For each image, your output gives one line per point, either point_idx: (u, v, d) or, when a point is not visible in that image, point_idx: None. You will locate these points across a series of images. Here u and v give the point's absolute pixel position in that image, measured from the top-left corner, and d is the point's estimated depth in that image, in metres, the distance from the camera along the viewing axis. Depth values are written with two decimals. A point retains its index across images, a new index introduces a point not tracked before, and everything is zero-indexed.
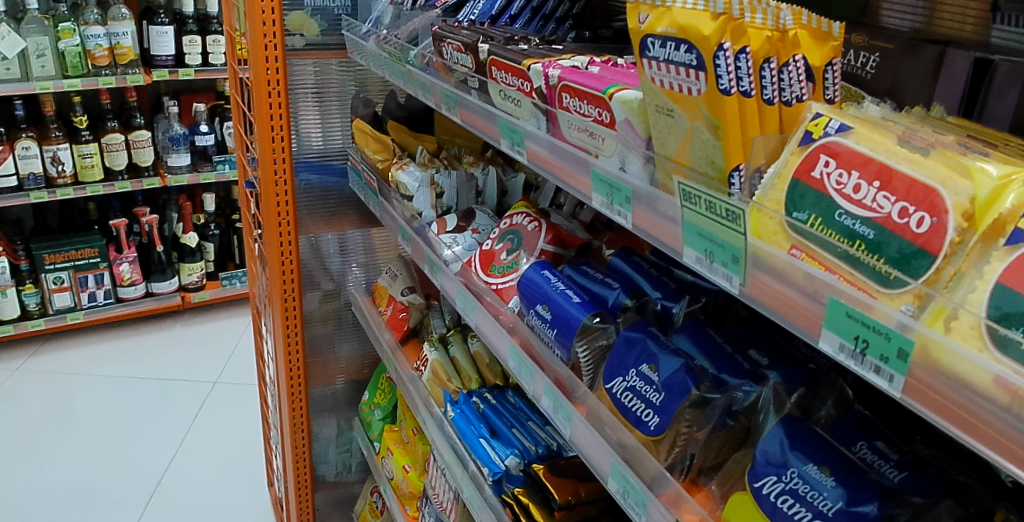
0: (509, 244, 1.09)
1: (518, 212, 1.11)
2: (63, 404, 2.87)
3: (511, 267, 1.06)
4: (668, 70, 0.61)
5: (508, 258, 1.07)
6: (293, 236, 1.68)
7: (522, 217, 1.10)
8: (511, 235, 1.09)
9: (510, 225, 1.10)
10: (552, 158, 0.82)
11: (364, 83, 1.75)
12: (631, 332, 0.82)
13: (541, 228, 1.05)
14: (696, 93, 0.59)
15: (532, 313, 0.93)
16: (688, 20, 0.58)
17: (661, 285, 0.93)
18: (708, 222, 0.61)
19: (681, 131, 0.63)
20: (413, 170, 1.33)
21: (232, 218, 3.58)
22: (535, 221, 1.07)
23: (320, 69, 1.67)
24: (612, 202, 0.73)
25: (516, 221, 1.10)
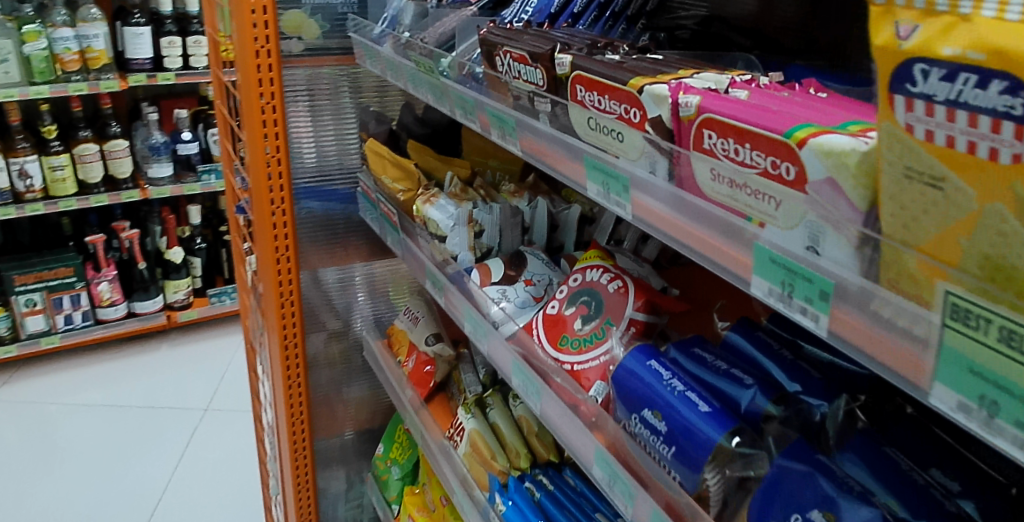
0: (583, 309, 0.86)
1: (590, 266, 0.90)
2: (35, 440, 2.59)
3: (589, 340, 0.83)
4: (953, 116, 0.36)
5: (584, 328, 0.84)
6: (293, 272, 1.42)
7: (597, 273, 0.88)
8: (585, 297, 0.87)
9: (582, 284, 0.89)
10: (681, 219, 0.58)
11: (359, 86, 1.49)
12: (790, 462, 0.59)
13: (628, 290, 0.84)
14: (1008, 162, 0.34)
15: (636, 419, 0.71)
16: (1013, 36, 0.33)
17: (805, 378, 0.70)
18: (992, 357, 0.38)
19: (955, 214, 0.38)
20: (446, 203, 1.09)
21: (219, 229, 3.30)
22: (618, 280, 0.86)
23: (312, 76, 1.41)
24: (790, 294, 0.50)
25: (590, 278, 0.88)
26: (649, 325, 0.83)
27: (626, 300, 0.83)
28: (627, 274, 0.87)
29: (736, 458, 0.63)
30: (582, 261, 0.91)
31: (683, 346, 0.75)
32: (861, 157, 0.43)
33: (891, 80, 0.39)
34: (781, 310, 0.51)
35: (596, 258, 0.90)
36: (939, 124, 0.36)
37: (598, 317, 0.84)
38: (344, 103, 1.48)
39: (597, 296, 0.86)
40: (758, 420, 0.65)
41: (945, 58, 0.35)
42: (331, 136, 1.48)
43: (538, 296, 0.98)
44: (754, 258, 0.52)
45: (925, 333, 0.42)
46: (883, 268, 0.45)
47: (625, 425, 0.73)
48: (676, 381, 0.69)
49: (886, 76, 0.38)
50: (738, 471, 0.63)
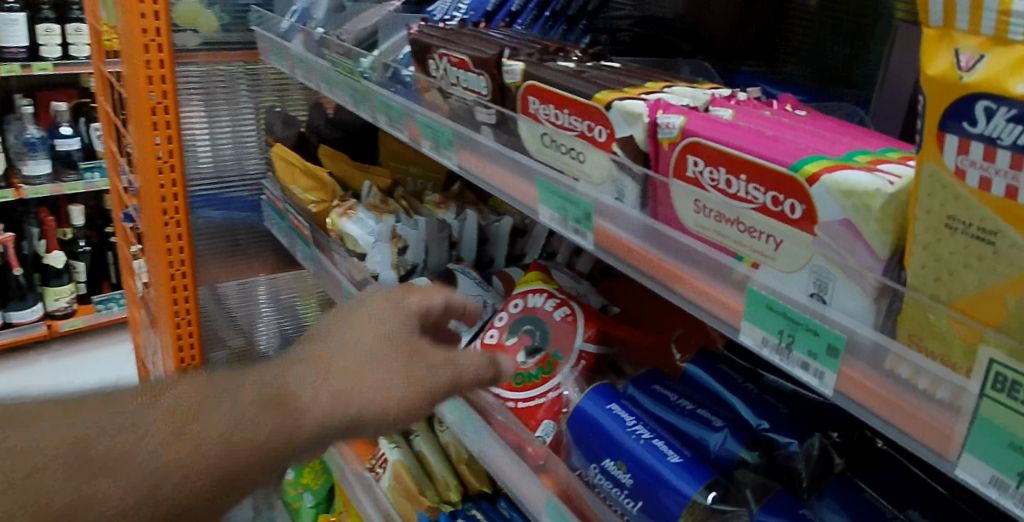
0: (525, 339, 0.79)
1: (530, 289, 0.83)
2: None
3: (534, 375, 0.76)
4: (1019, 163, 0.31)
5: (528, 362, 0.77)
6: (192, 291, 1.25)
7: (540, 297, 0.81)
8: (527, 325, 0.80)
9: (522, 310, 0.81)
10: (656, 254, 0.51)
11: (257, 81, 1.35)
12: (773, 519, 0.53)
13: (577, 319, 0.77)
14: None
15: (594, 468, 0.63)
16: None
17: (772, 414, 0.64)
18: None
19: (1007, 272, 0.33)
20: (365, 217, 0.98)
21: (105, 230, 3.02)
22: (564, 307, 0.79)
23: (207, 71, 1.27)
24: (786, 343, 0.44)
25: (531, 303, 0.81)
26: (601, 355, 0.77)
27: (576, 331, 0.76)
28: (571, 299, 0.80)
29: (709, 513, 0.56)
30: (520, 284, 0.84)
31: (642, 383, 0.69)
32: (888, 201, 0.39)
33: (939, 118, 0.34)
34: (776, 362, 0.45)
35: (537, 280, 0.84)
36: (1002, 170, 0.32)
37: (543, 350, 0.77)
38: (242, 101, 1.34)
39: (542, 325, 0.79)
40: (731, 467, 0.61)
41: (1017, 95, 0.31)
42: (227, 135, 1.34)
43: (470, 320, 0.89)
44: (745, 304, 0.46)
45: (951, 396, 0.36)
46: (903, 321, 0.39)
47: (581, 473, 0.66)
48: (641, 428, 0.61)
49: (937, 111, 0.34)
50: None
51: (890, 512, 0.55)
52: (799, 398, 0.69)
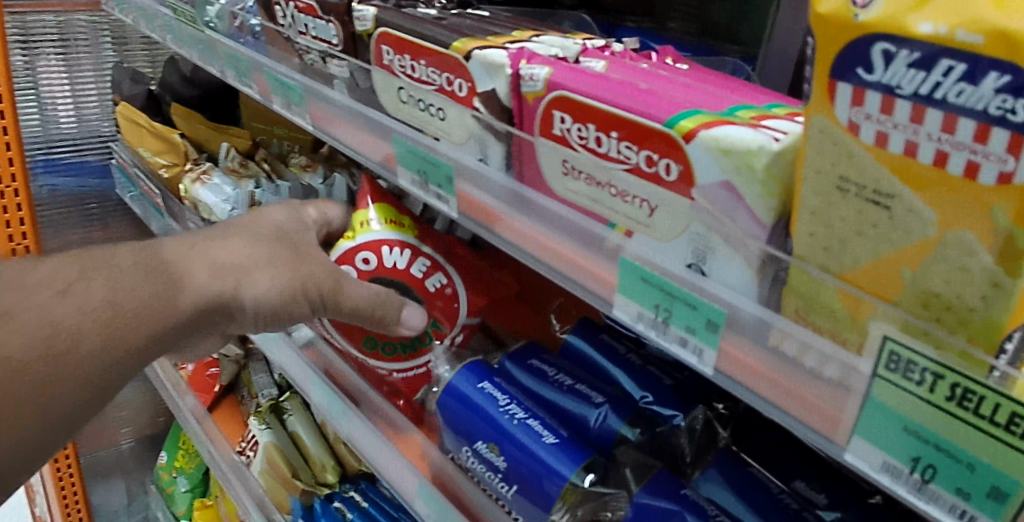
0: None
1: (380, 240, 0.69)
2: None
3: (408, 348, 0.70)
4: (920, 116, 0.29)
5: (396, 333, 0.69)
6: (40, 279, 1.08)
7: (401, 257, 0.69)
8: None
9: (382, 273, 0.69)
10: (523, 223, 0.46)
11: (122, 38, 1.20)
12: (652, 500, 0.50)
13: (455, 291, 0.70)
14: (989, 179, 0.28)
15: (467, 451, 0.57)
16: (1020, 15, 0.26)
17: (656, 388, 0.63)
18: (926, 412, 0.31)
19: (903, 240, 0.31)
20: (220, 183, 0.88)
21: None
22: (433, 270, 0.70)
23: (64, 21, 1.11)
24: (661, 318, 0.40)
25: (394, 263, 0.69)
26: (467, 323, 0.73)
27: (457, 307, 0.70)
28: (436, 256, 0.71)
29: (587, 496, 0.52)
30: (364, 231, 0.70)
31: (519, 357, 0.63)
32: (771, 160, 0.35)
33: (830, 62, 0.31)
34: (651, 339, 0.42)
35: (390, 227, 0.70)
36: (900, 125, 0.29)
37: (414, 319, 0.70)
38: (106, 58, 1.19)
39: (410, 292, 0.69)
40: (611, 445, 0.56)
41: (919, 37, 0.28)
42: (91, 97, 1.19)
43: None
44: (619, 277, 0.42)
45: (838, 374, 0.34)
46: (788, 293, 0.37)
47: (455, 456, 0.60)
48: (515, 406, 0.55)
49: (828, 55, 0.31)
50: (589, 511, 0.52)
51: (776, 486, 0.56)
52: (683, 367, 0.67)
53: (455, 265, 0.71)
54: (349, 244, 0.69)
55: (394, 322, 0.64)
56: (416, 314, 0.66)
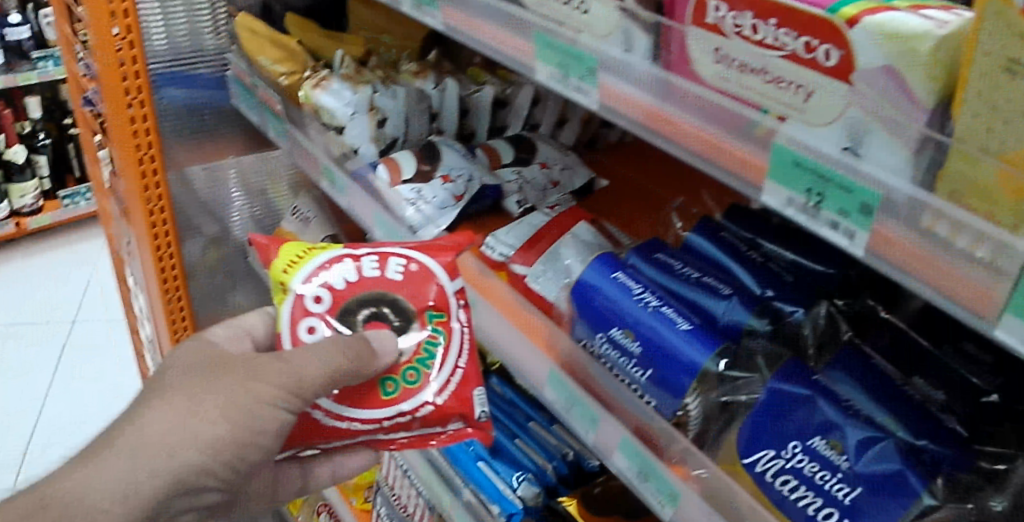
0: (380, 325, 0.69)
1: (321, 265, 0.69)
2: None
3: (422, 365, 0.68)
4: None
5: (403, 356, 0.68)
6: (162, 174, 1.20)
7: (348, 273, 0.69)
8: (367, 308, 0.69)
9: (341, 298, 0.69)
10: (668, 111, 0.48)
11: None
12: (788, 386, 0.54)
13: (419, 264, 0.70)
14: None
15: (601, 338, 0.62)
16: None
17: (778, 284, 0.65)
18: None
19: None
20: (340, 88, 0.91)
21: (64, 122, 2.86)
22: (382, 261, 0.69)
23: None
24: (812, 199, 0.41)
25: (345, 280, 0.69)
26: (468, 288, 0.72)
27: (433, 276, 0.70)
28: (375, 247, 0.71)
29: (722, 380, 0.57)
30: (301, 272, 0.69)
31: (645, 251, 0.67)
32: (938, 43, 0.36)
33: None
34: (800, 223, 0.43)
35: (320, 251, 0.70)
36: None
37: (415, 322, 0.69)
38: None
39: (387, 296, 0.69)
40: (738, 334, 0.59)
41: None
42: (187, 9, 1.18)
43: (459, 194, 0.84)
44: (771, 161, 0.43)
45: (992, 256, 0.35)
46: (943, 176, 0.37)
47: (586, 344, 0.64)
48: (649, 295, 0.60)
49: None
50: (722, 393, 0.57)
51: (897, 378, 0.58)
52: (800, 267, 0.68)
53: (403, 244, 0.71)
54: (292, 296, 0.68)
55: (372, 354, 0.64)
56: (388, 339, 0.66)
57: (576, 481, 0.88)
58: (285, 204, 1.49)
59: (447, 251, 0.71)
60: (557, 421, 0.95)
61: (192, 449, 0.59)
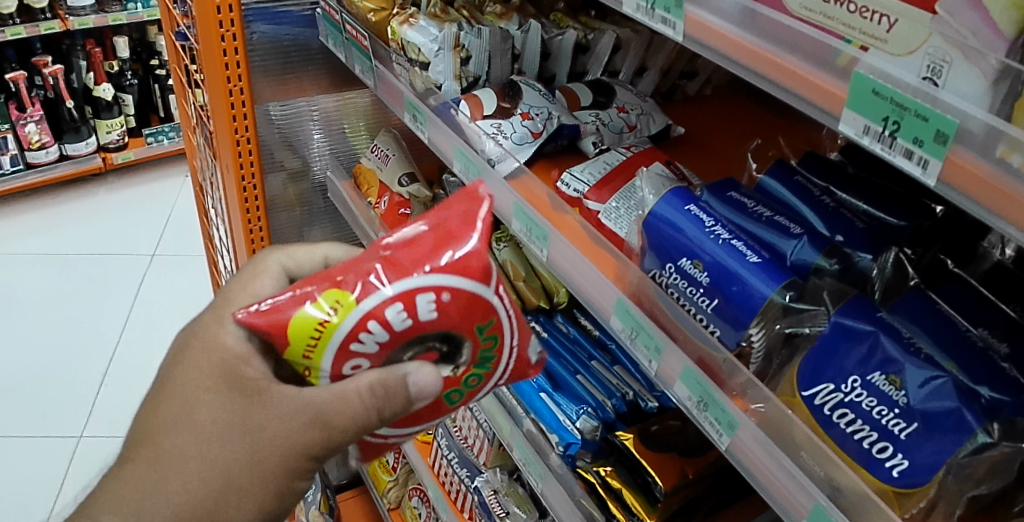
0: (431, 355, 0.62)
1: (351, 329, 0.58)
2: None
3: (481, 370, 0.65)
4: None
5: (458, 371, 0.64)
6: (250, 107, 1.25)
7: (402, 322, 0.59)
8: (407, 352, 0.61)
9: (386, 341, 0.60)
10: (755, 43, 0.50)
11: None
12: (852, 321, 0.55)
13: (452, 289, 0.59)
14: None
15: (669, 269, 0.65)
16: None
17: (846, 228, 0.66)
18: None
19: None
20: (427, 25, 0.93)
21: (149, 62, 2.96)
22: (409, 307, 0.59)
23: None
24: (888, 130, 0.43)
25: (390, 334, 0.59)
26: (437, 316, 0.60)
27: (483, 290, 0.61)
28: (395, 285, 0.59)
29: (786, 312, 0.59)
30: (335, 338, 0.58)
31: (718, 190, 0.69)
32: None
33: None
34: (876, 152, 0.44)
35: (338, 319, 0.58)
36: None
37: (467, 341, 0.62)
38: None
39: (430, 333, 0.61)
40: (807, 272, 0.62)
41: None
42: None
43: (536, 131, 0.88)
44: (850, 90, 0.44)
45: None
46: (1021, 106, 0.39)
47: (654, 276, 0.67)
48: (719, 228, 0.62)
49: None
50: (787, 325, 0.59)
51: (963, 326, 0.58)
52: (873, 217, 0.68)
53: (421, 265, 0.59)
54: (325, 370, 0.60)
55: (408, 400, 0.60)
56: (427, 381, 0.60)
57: (633, 419, 0.90)
58: (360, 144, 1.53)
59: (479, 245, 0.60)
60: (618, 363, 0.97)
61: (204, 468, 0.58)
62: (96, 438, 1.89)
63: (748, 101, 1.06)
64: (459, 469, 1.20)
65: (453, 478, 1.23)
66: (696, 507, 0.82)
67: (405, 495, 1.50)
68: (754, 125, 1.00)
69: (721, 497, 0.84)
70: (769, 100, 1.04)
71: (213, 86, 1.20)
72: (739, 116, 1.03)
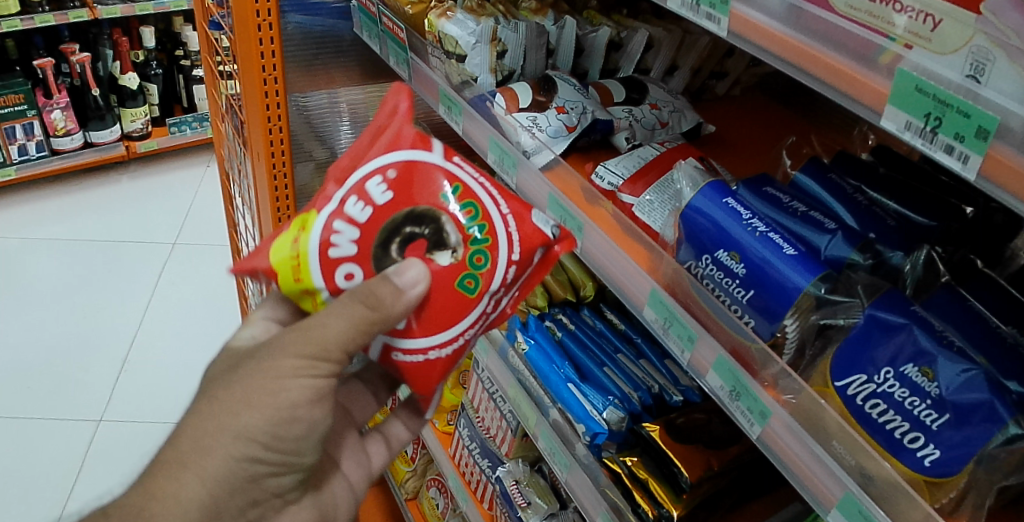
0: (420, 244, 0.66)
1: (321, 233, 0.67)
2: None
3: (479, 242, 0.67)
4: None
5: (457, 254, 0.66)
6: (283, 96, 1.26)
7: (366, 210, 0.67)
8: (396, 248, 0.67)
9: (360, 235, 0.67)
10: (799, 39, 0.51)
11: None
12: (885, 314, 0.57)
13: (394, 167, 0.68)
14: None
15: (706, 260, 0.67)
16: None
17: (879, 227, 0.68)
18: None
19: None
20: (465, 18, 0.95)
21: (174, 52, 3.00)
22: (364, 196, 0.67)
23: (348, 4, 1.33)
24: (930, 126, 0.44)
25: (364, 215, 0.67)
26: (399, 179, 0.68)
27: (423, 170, 0.68)
28: (345, 186, 0.69)
29: (820, 304, 0.61)
30: (306, 257, 0.67)
31: (753, 185, 0.71)
32: None
33: None
34: (916, 147, 0.45)
35: (304, 233, 0.68)
36: None
37: (443, 217, 0.67)
38: None
39: (400, 218, 0.67)
40: (841, 266, 0.63)
41: None
42: None
43: (571, 125, 0.90)
44: (893, 86, 0.46)
45: None
46: None
47: (689, 267, 0.69)
48: (756, 221, 0.64)
49: None
50: (821, 317, 0.61)
51: (994, 323, 0.59)
52: (905, 216, 0.69)
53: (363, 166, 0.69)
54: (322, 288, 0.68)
55: (398, 292, 0.63)
56: (406, 268, 0.64)
57: (658, 412, 0.91)
58: None
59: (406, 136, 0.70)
60: (643, 356, 0.99)
61: (232, 427, 0.61)
62: (116, 422, 1.92)
63: (777, 102, 1.07)
64: (481, 459, 1.22)
65: (473, 469, 1.25)
66: (719, 500, 0.83)
67: (423, 486, 1.52)
68: (784, 126, 1.01)
69: (744, 490, 0.86)
70: (797, 102, 1.06)
71: (249, 75, 1.22)
72: (767, 116, 1.04)
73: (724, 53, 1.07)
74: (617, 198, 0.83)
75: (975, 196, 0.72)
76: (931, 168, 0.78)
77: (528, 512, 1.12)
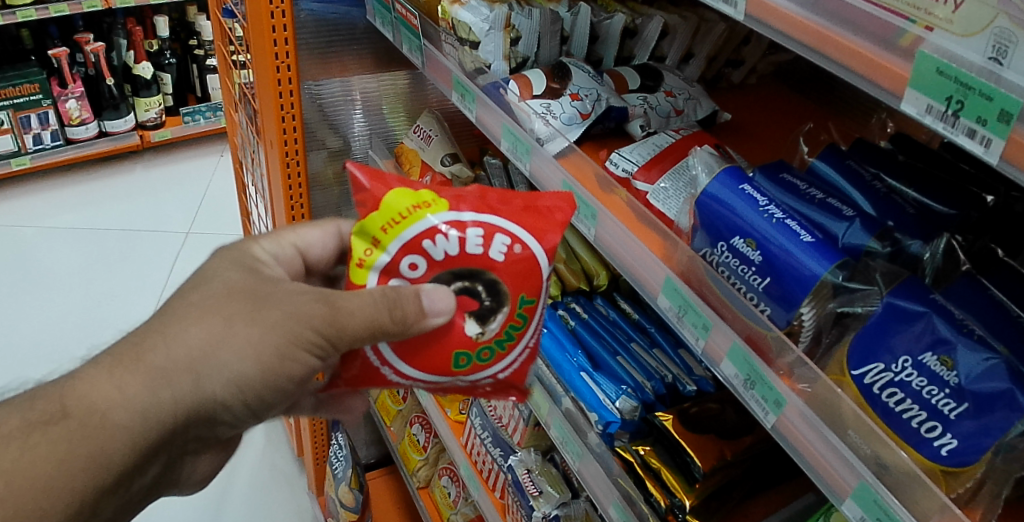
0: (471, 302, 0.68)
1: (424, 232, 0.66)
2: (8, 254, 2.41)
3: (500, 346, 0.70)
4: None
5: (483, 335, 0.68)
6: (296, 83, 1.26)
7: (475, 243, 0.67)
8: (459, 282, 0.68)
9: (447, 257, 0.67)
10: (818, 22, 0.50)
11: None
12: (903, 302, 0.56)
13: (524, 245, 0.68)
14: None
15: (720, 247, 0.66)
16: None
17: (897, 215, 0.67)
18: None
19: None
20: (477, 4, 0.93)
21: (188, 41, 3.00)
22: (488, 236, 0.67)
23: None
24: (953, 109, 0.43)
25: (446, 252, 0.67)
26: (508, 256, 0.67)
27: (536, 262, 0.68)
28: (480, 215, 0.67)
29: (837, 292, 0.60)
30: (398, 238, 0.67)
31: (770, 171, 0.70)
32: None
33: None
34: (937, 131, 0.45)
35: (424, 211, 0.67)
36: None
37: (508, 303, 0.68)
38: None
39: (485, 274, 0.68)
40: (859, 253, 0.62)
41: None
42: None
43: (585, 112, 0.89)
44: (913, 70, 0.45)
45: None
46: None
47: (703, 254, 0.68)
48: (773, 208, 0.64)
49: None
50: (838, 304, 0.60)
51: (1014, 312, 0.58)
52: (923, 204, 0.68)
53: (510, 216, 0.68)
54: (384, 258, 0.67)
55: (421, 312, 0.64)
56: (443, 298, 0.65)
57: (671, 401, 0.91)
58: (399, 126, 1.52)
59: (552, 232, 0.69)
60: (657, 345, 0.98)
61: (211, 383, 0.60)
62: None
63: (794, 91, 1.06)
64: (493, 448, 1.22)
65: (485, 457, 1.25)
66: (732, 491, 0.83)
67: (434, 475, 1.52)
68: (801, 115, 1.00)
69: (758, 481, 0.85)
70: (814, 92, 1.04)
71: (261, 62, 1.21)
72: (784, 105, 1.03)
73: (740, 40, 1.06)
74: (631, 186, 0.82)
75: (996, 186, 0.71)
76: (951, 156, 0.77)
77: (540, 501, 1.11)
